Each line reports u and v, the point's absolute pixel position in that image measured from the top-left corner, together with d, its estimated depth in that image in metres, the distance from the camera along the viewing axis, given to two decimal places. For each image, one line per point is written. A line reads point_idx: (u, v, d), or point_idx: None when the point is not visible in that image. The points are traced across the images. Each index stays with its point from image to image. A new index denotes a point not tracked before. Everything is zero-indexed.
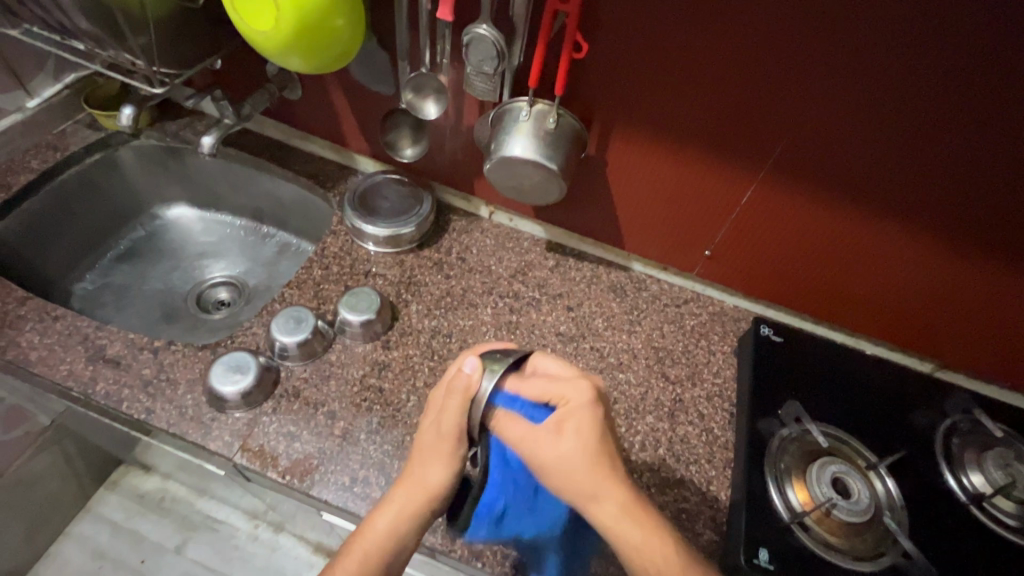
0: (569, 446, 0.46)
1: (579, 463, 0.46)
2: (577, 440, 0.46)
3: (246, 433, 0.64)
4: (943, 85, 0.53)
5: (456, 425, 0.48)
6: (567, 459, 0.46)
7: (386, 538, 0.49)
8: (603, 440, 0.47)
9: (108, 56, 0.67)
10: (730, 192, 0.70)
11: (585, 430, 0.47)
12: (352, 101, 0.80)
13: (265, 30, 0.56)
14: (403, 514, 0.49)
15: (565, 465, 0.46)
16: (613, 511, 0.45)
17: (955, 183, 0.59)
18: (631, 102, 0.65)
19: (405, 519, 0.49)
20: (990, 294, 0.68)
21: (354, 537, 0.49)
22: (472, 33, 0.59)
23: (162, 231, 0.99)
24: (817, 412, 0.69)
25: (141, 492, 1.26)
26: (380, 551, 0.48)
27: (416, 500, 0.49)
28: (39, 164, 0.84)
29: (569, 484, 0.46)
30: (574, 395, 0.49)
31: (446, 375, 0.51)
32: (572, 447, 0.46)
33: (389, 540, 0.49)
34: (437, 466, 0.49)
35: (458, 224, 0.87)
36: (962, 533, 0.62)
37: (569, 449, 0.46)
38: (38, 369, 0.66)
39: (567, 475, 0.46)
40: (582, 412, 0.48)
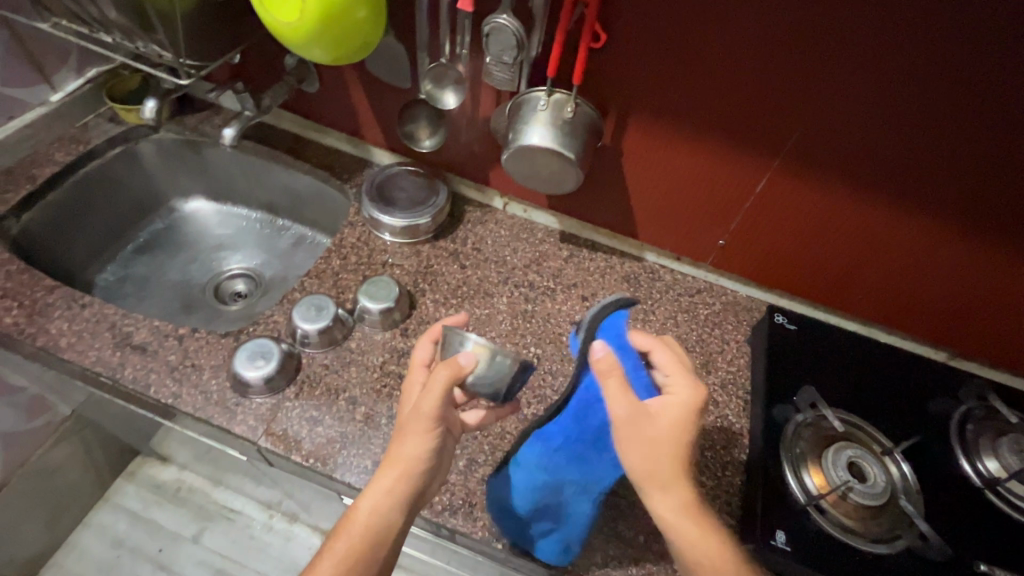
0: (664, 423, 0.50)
1: (664, 441, 0.49)
2: (670, 420, 0.50)
3: (270, 418, 0.65)
4: (961, 73, 0.53)
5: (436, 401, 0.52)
6: (661, 441, 0.49)
7: (374, 518, 0.50)
8: (688, 429, 0.51)
9: (137, 47, 0.69)
10: (744, 181, 0.70)
11: (677, 417, 0.50)
12: (370, 93, 0.82)
13: (290, 21, 0.57)
14: (390, 492, 0.51)
15: (657, 446, 0.49)
16: (675, 504, 0.49)
17: (971, 171, 0.59)
18: (648, 91, 0.66)
19: (388, 496, 0.51)
20: (1006, 282, 0.68)
21: (346, 520, 0.51)
22: (492, 23, 0.60)
23: (180, 224, 1.00)
24: (832, 399, 0.69)
25: (158, 482, 1.28)
26: (366, 531, 0.50)
27: (397, 476, 0.51)
28: (63, 157, 0.86)
29: (645, 465, 0.49)
30: (677, 385, 0.53)
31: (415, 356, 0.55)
32: (664, 425, 0.50)
33: (374, 519, 0.50)
34: (416, 441, 0.52)
35: (473, 215, 0.88)
36: (978, 517, 0.62)
37: (661, 425, 0.50)
38: (68, 354, 0.68)
39: (653, 456, 0.49)
40: (682, 395, 0.52)
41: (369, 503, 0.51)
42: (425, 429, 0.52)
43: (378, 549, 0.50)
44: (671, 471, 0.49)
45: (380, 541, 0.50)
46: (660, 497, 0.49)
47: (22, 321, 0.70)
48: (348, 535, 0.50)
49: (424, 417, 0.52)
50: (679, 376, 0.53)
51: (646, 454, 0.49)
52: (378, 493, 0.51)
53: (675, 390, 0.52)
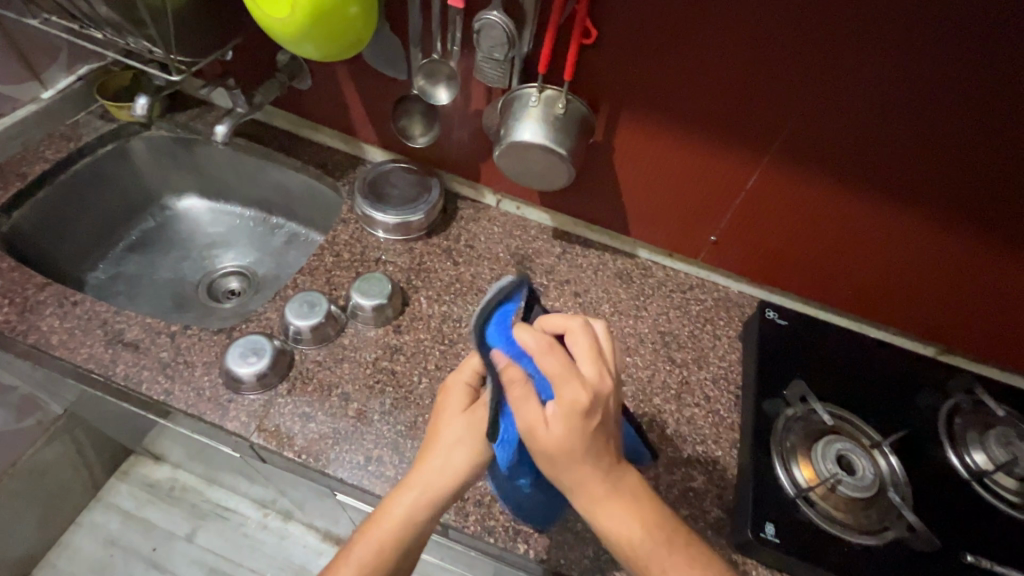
0: (555, 436, 0.43)
1: (558, 452, 0.44)
2: (560, 432, 0.43)
3: (262, 414, 0.65)
4: (945, 69, 0.54)
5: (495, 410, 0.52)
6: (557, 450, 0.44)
7: (404, 522, 0.49)
8: (584, 435, 0.44)
9: (126, 43, 0.69)
10: (734, 177, 0.71)
11: (568, 427, 0.43)
12: (362, 90, 0.82)
13: (281, 17, 0.57)
14: (426, 498, 0.50)
15: (555, 454, 0.44)
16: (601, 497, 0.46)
17: (956, 165, 0.60)
18: (639, 87, 0.66)
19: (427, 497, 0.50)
20: (992, 277, 0.68)
21: (378, 514, 0.50)
22: (483, 19, 0.60)
23: (173, 222, 1.00)
24: (822, 393, 0.70)
25: (152, 481, 1.29)
26: (400, 527, 0.49)
27: (437, 484, 0.50)
28: (54, 154, 0.86)
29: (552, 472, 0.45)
30: (566, 391, 0.44)
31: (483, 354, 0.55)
32: (554, 439, 0.43)
33: (413, 517, 0.50)
34: (466, 448, 0.51)
35: (466, 212, 0.88)
36: (965, 509, 0.63)
37: (550, 440, 0.43)
38: (59, 352, 0.68)
39: (553, 463, 0.44)
40: (568, 402, 0.43)
41: (407, 499, 0.50)
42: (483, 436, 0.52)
43: (410, 544, 0.50)
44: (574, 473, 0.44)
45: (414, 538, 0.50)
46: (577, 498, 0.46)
47: (12, 319, 0.70)
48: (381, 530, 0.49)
49: (480, 424, 0.52)
50: (569, 377, 0.44)
51: (546, 464, 0.45)
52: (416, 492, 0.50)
53: (561, 397, 0.44)
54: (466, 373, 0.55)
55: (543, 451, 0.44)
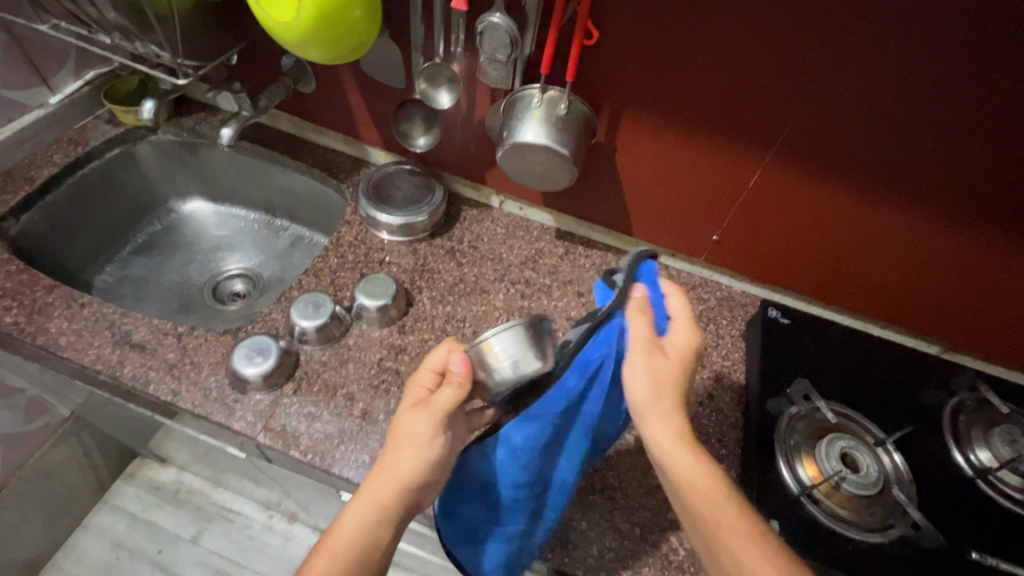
0: (671, 365, 0.52)
1: (664, 379, 0.52)
2: (676, 360, 0.53)
3: (268, 414, 0.66)
4: (945, 67, 0.54)
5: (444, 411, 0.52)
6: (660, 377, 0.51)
7: (361, 531, 0.48)
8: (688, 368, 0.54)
9: (135, 48, 0.70)
10: (736, 176, 0.71)
11: (681, 356, 0.53)
12: (366, 93, 0.82)
13: (287, 22, 0.58)
14: (376, 503, 0.50)
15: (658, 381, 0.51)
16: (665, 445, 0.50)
17: (958, 162, 0.60)
18: (640, 87, 0.67)
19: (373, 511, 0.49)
20: (995, 274, 0.69)
21: (330, 533, 0.49)
22: (486, 22, 0.61)
23: (178, 225, 1.01)
24: (825, 391, 0.70)
25: (157, 484, 1.29)
26: (350, 548, 0.48)
27: (387, 489, 0.50)
28: (62, 159, 0.87)
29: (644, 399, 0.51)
30: (681, 328, 0.54)
31: (433, 356, 0.55)
32: (668, 366, 0.52)
33: (360, 535, 0.48)
34: (411, 451, 0.51)
35: (469, 213, 0.89)
36: (970, 507, 0.63)
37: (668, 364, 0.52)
38: (67, 353, 0.69)
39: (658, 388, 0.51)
40: (687, 338, 0.54)
41: (354, 517, 0.49)
42: (423, 446, 0.51)
43: (362, 566, 0.47)
44: (667, 406, 0.51)
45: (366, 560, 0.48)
46: (658, 430, 0.51)
47: (22, 321, 0.70)
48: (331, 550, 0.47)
49: (419, 435, 0.51)
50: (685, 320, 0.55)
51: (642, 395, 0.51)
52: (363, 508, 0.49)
53: (678, 333, 0.54)
54: (420, 378, 0.55)
55: (651, 377, 0.51)
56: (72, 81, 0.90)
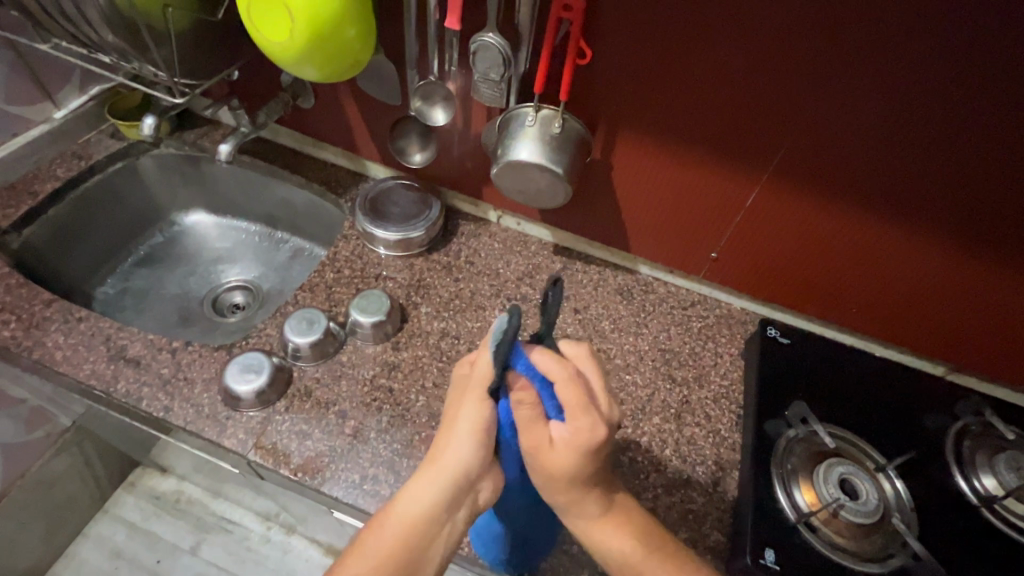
0: (559, 463, 0.46)
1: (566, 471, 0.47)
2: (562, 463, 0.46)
3: (259, 431, 0.66)
4: (941, 89, 0.53)
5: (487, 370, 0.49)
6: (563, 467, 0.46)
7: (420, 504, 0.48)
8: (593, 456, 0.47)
9: (133, 67, 0.70)
10: (732, 194, 0.70)
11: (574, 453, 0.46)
12: (364, 109, 0.83)
13: (281, 42, 0.59)
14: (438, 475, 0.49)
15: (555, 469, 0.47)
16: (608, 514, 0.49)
17: (960, 181, 0.59)
18: (638, 104, 0.66)
19: (430, 486, 0.48)
20: (997, 295, 0.67)
21: (390, 509, 0.49)
22: (478, 41, 0.61)
23: (181, 237, 1.02)
24: (825, 413, 0.69)
25: (157, 493, 1.28)
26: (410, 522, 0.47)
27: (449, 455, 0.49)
28: (65, 173, 0.88)
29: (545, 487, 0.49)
30: (574, 420, 0.45)
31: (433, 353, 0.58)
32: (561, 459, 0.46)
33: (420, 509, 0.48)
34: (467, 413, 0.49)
35: (467, 228, 0.88)
36: (974, 538, 0.61)
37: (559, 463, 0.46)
38: (63, 368, 0.69)
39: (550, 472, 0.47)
40: (580, 433, 0.45)
41: (409, 497, 0.48)
42: (476, 404, 0.49)
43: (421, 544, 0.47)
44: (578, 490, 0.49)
45: (424, 536, 0.47)
46: (576, 517, 0.51)
47: (19, 335, 0.71)
48: (388, 530, 0.47)
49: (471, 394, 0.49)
50: (579, 412, 0.45)
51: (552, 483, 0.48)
52: (419, 486, 0.49)
53: (572, 423, 0.45)
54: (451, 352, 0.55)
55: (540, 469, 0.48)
56: (77, 97, 0.91)
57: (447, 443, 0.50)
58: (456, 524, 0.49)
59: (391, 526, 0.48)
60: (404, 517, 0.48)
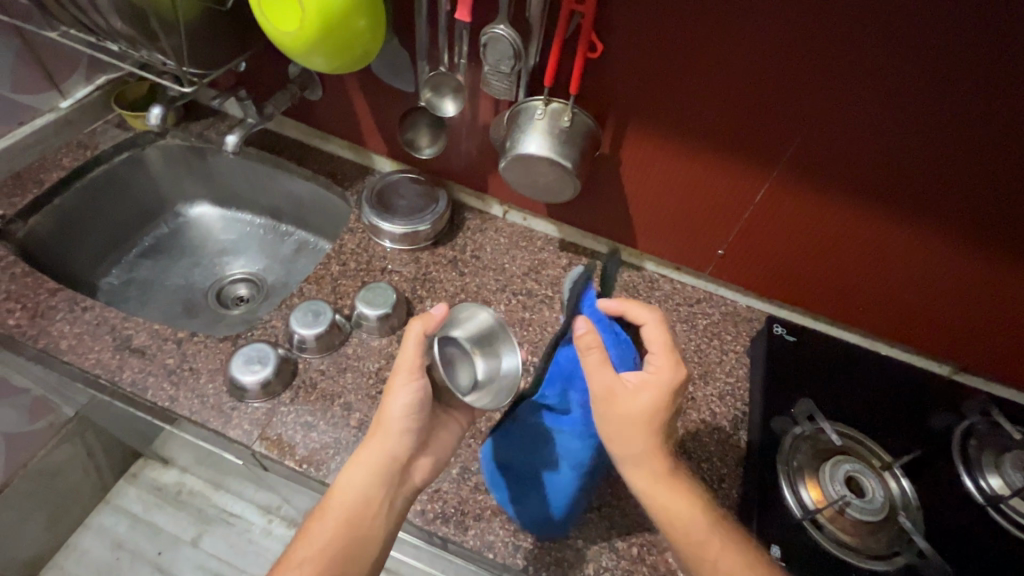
0: (640, 405, 0.50)
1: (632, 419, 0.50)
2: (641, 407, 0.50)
3: (264, 422, 0.66)
4: (953, 86, 0.53)
5: (413, 357, 0.52)
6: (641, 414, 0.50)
7: (353, 493, 0.52)
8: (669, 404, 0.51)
9: (142, 55, 0.70)
10: (741, 190, 0.70)
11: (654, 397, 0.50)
12: (372, 101, 0.82)
13: (291, 31, 0.58)
14: (370, 465, 0.53)
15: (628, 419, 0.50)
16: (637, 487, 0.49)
17: (971, 180, 0.59)
18: (648, 98, 0.66)
19: (365, 472, 0.53)
20: (1006, 295, 0.67)
21: (326, 501, 0.53)
22: (489, 33, 0.61)
23: (185, 228, 1.02)
24: (831, 411, 0.69)
25: (158, 485, 1.28)
26: (346, 511, 0.52)
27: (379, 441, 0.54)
28: (70, 162, 0.88)
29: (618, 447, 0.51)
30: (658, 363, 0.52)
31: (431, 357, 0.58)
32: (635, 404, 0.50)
33: (353, 497, 0.52)
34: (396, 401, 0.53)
35: (473, 222, 0.88)
36: (978, 537, 0.61)
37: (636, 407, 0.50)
38: (68, 357, 0.69)
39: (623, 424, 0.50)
40: (661, 374, 0.51)
41: (344, 485, 0.53)
42: (402, 392, 0.53)
43: (354, 532, 0.52)
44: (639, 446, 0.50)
45: (358, 523, 0.52)
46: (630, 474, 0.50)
47: (25, 324, 0.71)
48: (324, 521, 0.52)
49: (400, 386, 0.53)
50: (663, 354, 0.52)
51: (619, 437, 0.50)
52: (353, 474, 0.53)
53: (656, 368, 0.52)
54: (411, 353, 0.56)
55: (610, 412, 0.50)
56: (83, 86, 0.91)
57: (378, 431, 0.54)
58: (395, 506, 0.54)
59: (331, 514, 0.52)
60: (340, 506, 0.52)
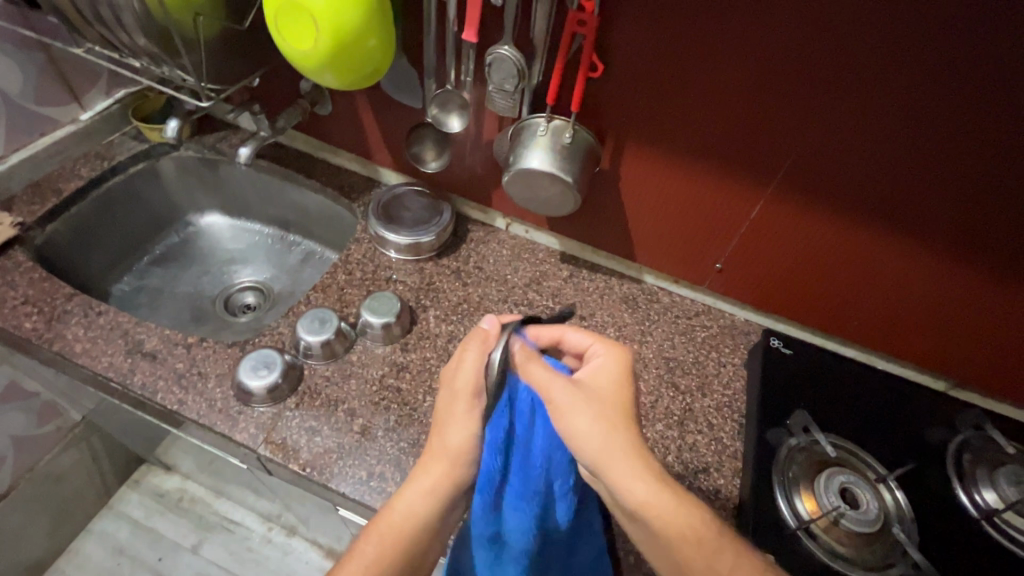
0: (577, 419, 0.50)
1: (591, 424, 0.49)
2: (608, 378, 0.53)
3: (270, 427, 0.67)
4: (942, 105, 0.55)
5: (473, 376, 0.52)
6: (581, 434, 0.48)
7: (407, 517, 0.51)
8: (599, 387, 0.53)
9: (163, 71, 0.73)
10: (739, 205, 0.72)
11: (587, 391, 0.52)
12: (380, 117, 0.85)
13: (305, 50, 0.61)
14: (428, 490, 0.52)
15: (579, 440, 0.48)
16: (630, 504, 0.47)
17: (959, 196, 0.60)
18: (647, 116, 0.68)
19: (423, 498, 0.52)
20: (999, 310, 0.68)
21: (377, 521, 0.52)
22: (494, 53, 0.64)
23: (196, 237, 1.04)
24: (826, 424, 0.70)
25: (161, 491, 1.30)
26: (398, 534, 0.51)
27: (440, 465, 0.52)
28: (88, 172, 0.91)
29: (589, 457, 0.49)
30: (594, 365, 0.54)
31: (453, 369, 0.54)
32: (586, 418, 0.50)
33: (406, 522, 0.51)
34: (459, 427, 0.52)
35: (476, 234, 0.90)
36: (971, 549, 0.62)
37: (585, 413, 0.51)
38: (81, 360, 0.71)
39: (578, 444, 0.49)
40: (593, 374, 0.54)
41: (403, 506, 0.52)
42: (465, 421, 0.52)
43: (405, 556, 0.51)
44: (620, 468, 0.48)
45: (412, 546, 0.51)
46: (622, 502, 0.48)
47: (41, 327, 0.73)
48: (372, 545, 0.51)
49: (463, 417, 0.52)
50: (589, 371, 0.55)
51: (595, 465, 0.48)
52: (414, 498, 0.52)
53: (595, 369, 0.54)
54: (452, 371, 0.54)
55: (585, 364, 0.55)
56: (102, 100, 0.94)
57: (439, 456, 0.52)
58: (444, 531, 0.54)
59: (380, 531, 0.51)
60: (393, 527, 0.51)
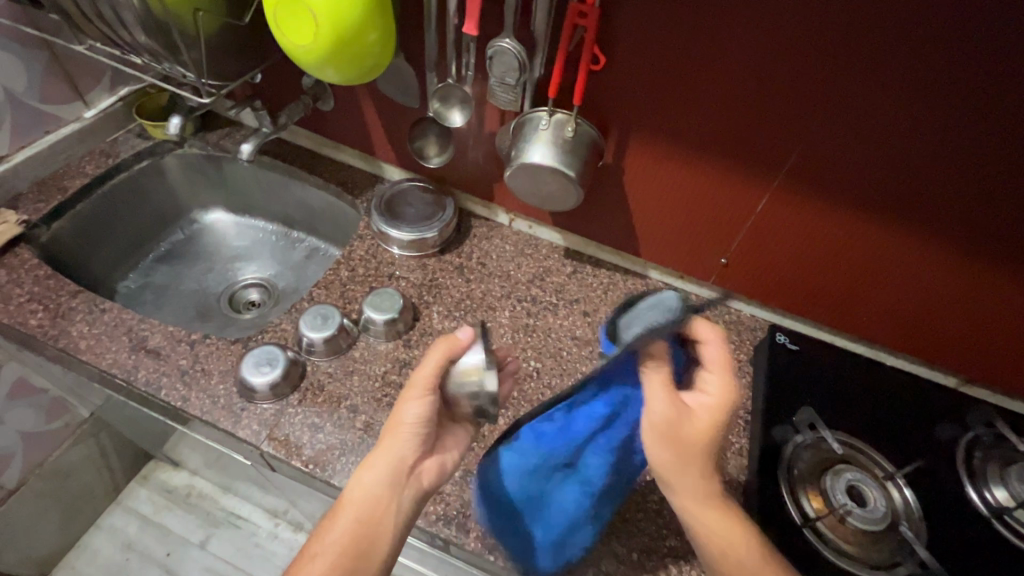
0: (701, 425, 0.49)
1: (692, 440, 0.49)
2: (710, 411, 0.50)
3: (273, 423, 0.67)
4: (952, 95, 0.54)
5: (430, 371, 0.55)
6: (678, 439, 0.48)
7: (363, 495, 0.51)
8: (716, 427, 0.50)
9: (163, 68, 0.73)
10: (743, 199, 0.71)
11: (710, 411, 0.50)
12: (382, 112, 0.85)
13: (305, 45, 0.61)
14: (382, 465, 0.53)
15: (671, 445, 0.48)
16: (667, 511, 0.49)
17: (972, 191, 0.59)
18: (652, 110, 0.67)
19: (377, 474, 0.52)
20: (1010, 305, 0.67)
21: (339, 504, 0.52)
22: (495, 46, 0.63)
23: (199, 234, 1.05)
24: (833, 421, 0.69)
25: (169, 487, 1.31)
26: (355, 513, 0.51)
27: (393, 440, 0.54)
28: (93, 170, 0.91)
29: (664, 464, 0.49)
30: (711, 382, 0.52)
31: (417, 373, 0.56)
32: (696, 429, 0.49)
33: (362, 500, 0.51)
34: (411, 405, 0.55)
35: (479, 230, 0.90)
36: (983, 547, 0.61)
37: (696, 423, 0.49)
38: (86, 356, 0.71)
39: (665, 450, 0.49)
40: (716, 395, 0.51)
41: (359, 483, 0.52)
42: (415, 402, 0.55)
43: (363, 534, 0.50)
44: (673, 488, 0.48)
45: (371, 524, 0.51)
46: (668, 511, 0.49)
47: (46, 325, 0.73)
48: (335, 525, 0.51)
49: (414, 405, 0.55)
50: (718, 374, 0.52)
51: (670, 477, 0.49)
52: (367, 476, 0.52)
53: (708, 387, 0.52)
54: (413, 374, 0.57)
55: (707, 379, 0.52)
56: (106, 97, 0.94)
57: (392, 433, 0.54)
58: (410, 505, 0.53)
59: (347, 513, 0.51)
60: (352, 505, 0.51)
